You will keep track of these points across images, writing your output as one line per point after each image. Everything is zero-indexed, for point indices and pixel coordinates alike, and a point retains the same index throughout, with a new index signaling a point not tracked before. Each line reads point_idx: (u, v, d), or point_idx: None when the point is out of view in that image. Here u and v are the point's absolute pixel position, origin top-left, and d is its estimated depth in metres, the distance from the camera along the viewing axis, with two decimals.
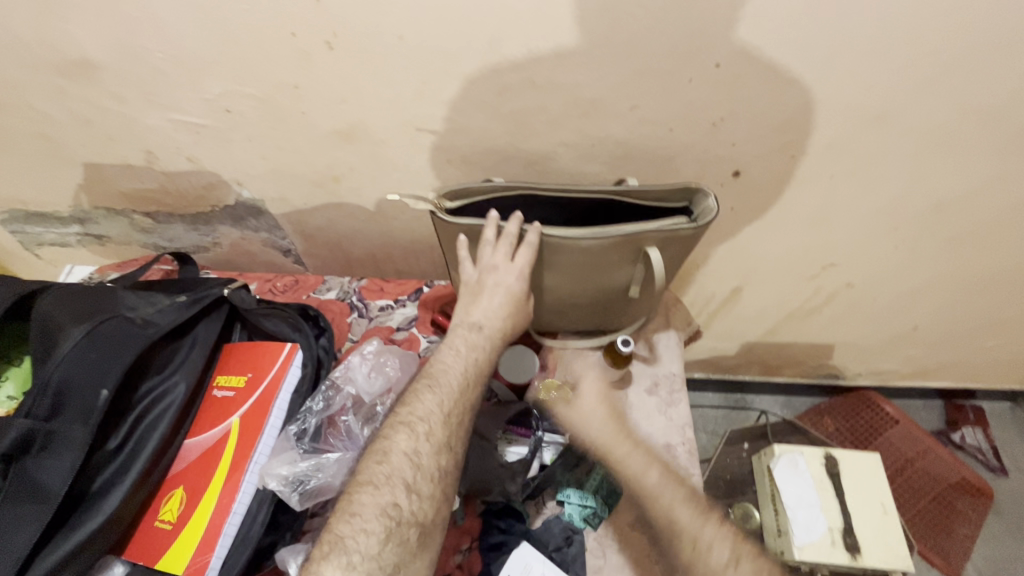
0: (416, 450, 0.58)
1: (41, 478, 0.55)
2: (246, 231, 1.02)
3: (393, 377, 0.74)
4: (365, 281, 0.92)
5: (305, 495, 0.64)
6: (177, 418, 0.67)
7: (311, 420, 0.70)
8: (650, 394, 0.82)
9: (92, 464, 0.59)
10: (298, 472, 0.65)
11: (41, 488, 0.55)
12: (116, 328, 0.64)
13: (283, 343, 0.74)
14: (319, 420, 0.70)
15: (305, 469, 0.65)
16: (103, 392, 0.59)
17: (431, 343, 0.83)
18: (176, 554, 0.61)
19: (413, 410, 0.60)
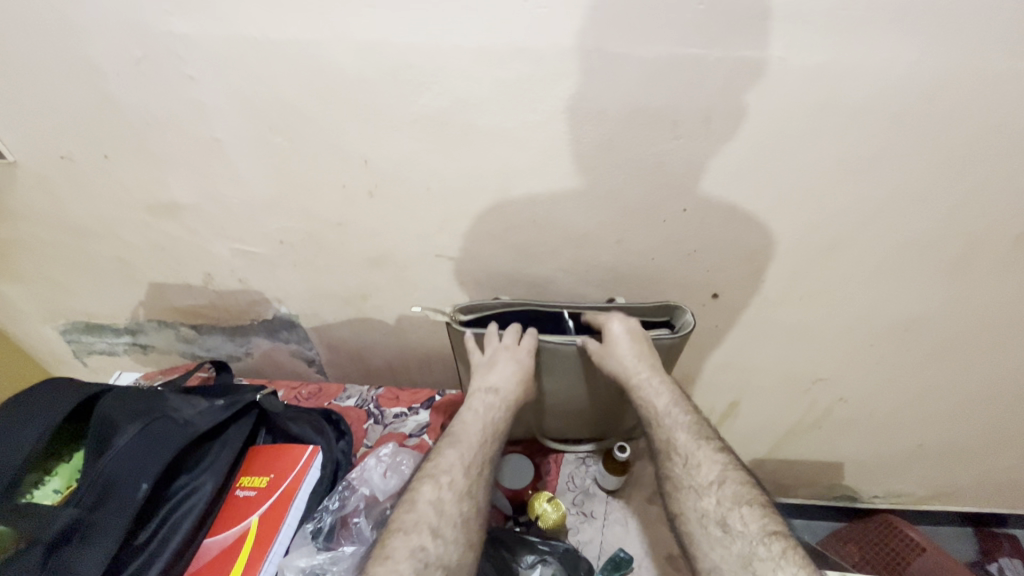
0: (422, 544, 0.60)
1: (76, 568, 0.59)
2: (277, 342, 1.13)
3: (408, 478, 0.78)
4: (382, 389, 0.99)
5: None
6: (200, 516, 0.71)
7: (327, 518, 0.74)
8: (650, 504, 0.84)
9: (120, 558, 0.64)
10: (314, 564, 0.69)
11: None
12: (163, 426, 0.72)
13: (306, 445, 0.80)
14: (334, 518, 0.74)
15: (321, 561, 0.69)
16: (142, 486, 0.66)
17: None
18: None
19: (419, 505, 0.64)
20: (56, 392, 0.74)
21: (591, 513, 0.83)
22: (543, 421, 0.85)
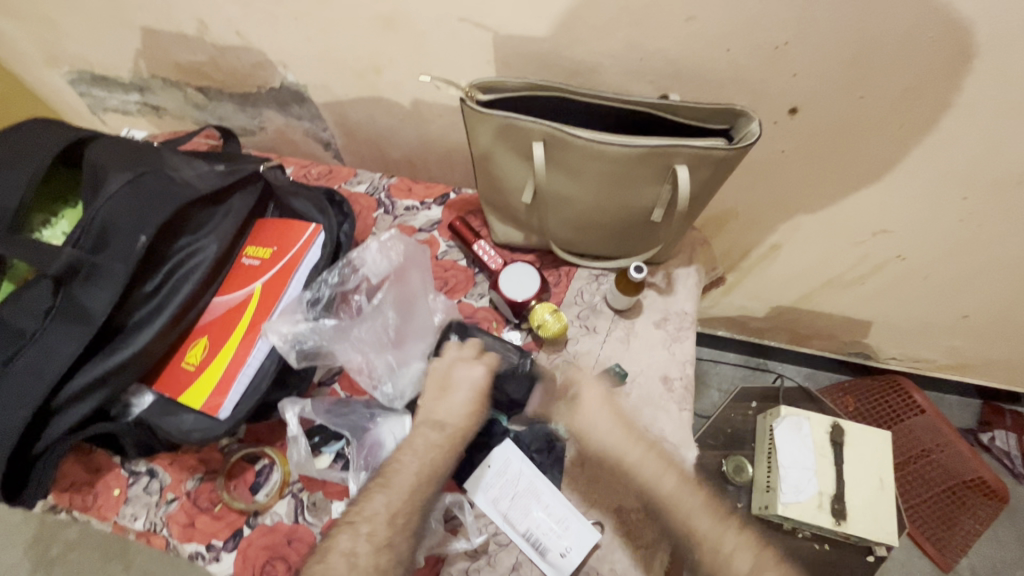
0: (354, 549, 0.59)
1: (86, 305, 0.62)
2: (288, 118, 1.03)
3: (402, 267, 0.76)
4: (394, 179, 0.92)
5: (306, 356, 0.70)
6: (206, 275, 0.72)
7: (325, 291, 0.74)
8: (657, 327, 0.81)
9: (130, 300, 0.66)
10: (297, 331, 0.70)
11: (85, 311, 0.61)
12: (158, 184, 0.68)
13: (308, 223, 0.77)
14: (332, 293, 0.75)
15: (304, 330, 0.70)
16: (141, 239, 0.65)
17: (449, 248, 0.86)
18: (197, 391, 0.66)
19: (362, 509, 0.61)
20: (48, 133, 0.69)
21: (594, 328, 0.81)
22: (556, 227, 0.77)
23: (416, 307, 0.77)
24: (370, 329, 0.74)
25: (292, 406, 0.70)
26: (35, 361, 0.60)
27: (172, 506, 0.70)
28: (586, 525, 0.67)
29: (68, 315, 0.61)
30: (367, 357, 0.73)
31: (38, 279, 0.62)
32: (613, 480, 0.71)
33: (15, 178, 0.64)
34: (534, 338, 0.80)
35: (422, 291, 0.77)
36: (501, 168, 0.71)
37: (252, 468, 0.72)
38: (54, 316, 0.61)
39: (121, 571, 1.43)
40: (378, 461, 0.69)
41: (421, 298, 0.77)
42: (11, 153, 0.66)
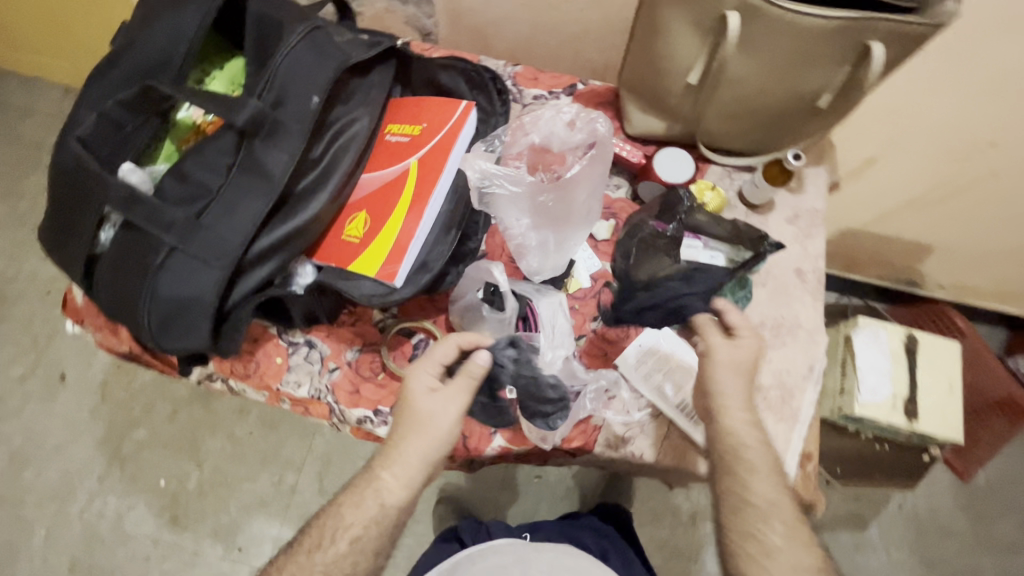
0: None
1: (267, 162, 0.60)
2: (393, 0, 0.98)
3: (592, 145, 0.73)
4: (519, 67, 0.89)
5: (481, 199, 0.74)
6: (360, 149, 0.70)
7: (497, 146, 0.76)
8: (789, 224, 0.83)
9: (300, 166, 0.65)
10: (480, 178, 0.73)
11: (266, 170, 0.60)
12: (323, 42, 0.64)
13: (458, 101, 0.74)
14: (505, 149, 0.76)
15: (484, 177, 0.73)
16: (312, 100, 0.62)
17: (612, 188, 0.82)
18: (369, 261, 0.67)
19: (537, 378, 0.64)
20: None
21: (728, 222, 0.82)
22: (708, 118, 0.76)
23: (586, 184, 0.73)
24: (540, 196, 0.73)
25: (487, 270, 0.72)
26: (222, 215, 0.59)
27: (335, 375, 0.72)
28: None
29: (249, 172, 0.60)
30: (529, 225, 0.74)
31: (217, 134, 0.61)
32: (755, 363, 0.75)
33: (185, 25, 0.61)
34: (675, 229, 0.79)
35: (601, 175, 0.73)
36: (671, 46, 0.69)
37: (409, 341, 0.73)
38: (236, 174, 0.60)
39: (194, 469, 1.48)
40: (568, 331, 0.72)
41: (599, 179, 0.73)
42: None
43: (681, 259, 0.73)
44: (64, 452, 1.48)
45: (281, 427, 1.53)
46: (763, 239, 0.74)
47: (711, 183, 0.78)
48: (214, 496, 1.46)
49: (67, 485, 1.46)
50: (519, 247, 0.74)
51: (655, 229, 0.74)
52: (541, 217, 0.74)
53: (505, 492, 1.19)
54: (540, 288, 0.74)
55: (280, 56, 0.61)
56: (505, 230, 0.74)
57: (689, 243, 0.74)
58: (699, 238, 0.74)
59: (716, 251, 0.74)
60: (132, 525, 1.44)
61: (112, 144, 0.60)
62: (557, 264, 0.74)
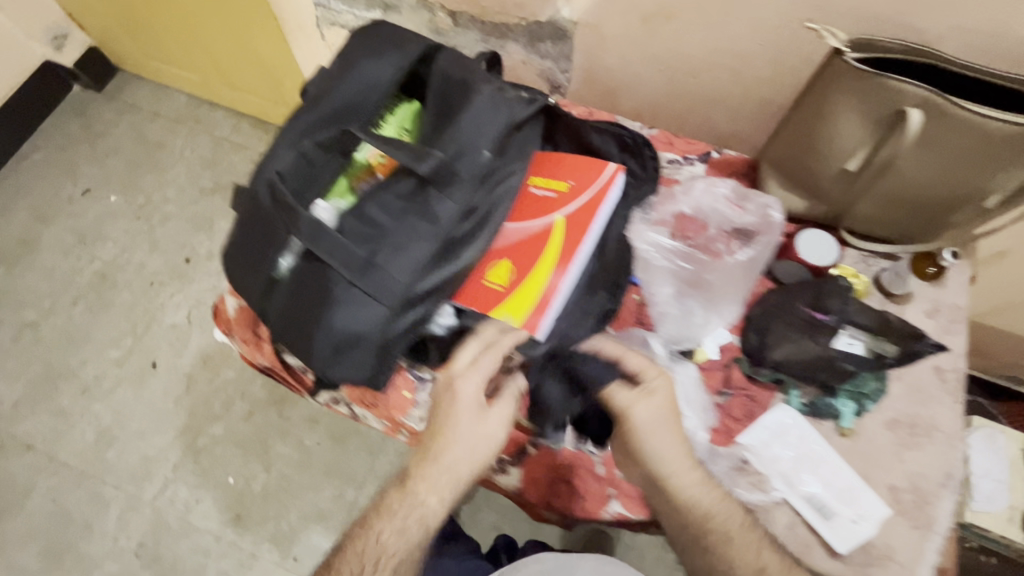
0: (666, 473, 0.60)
1: (437, 212, 0.64)
2: (533, 54, 1.02)
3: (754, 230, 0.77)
4: (655, 131, 0.91)
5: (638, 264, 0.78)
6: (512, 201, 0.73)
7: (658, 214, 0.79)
8: (928, 317, 0.79)
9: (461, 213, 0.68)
10: (641, 245, 0.78)
11: (434, 215, 0.63)
12: (499, 104, 0.68)
13: (607, 163, 0.76)
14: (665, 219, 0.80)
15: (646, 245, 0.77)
16: (483, 154, 0.66)
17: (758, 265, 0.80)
18: (513, 311, 0.68)
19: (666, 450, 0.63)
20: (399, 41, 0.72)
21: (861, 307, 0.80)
22: (859, 202, 0.75)
23: (737, 273, 0.76)
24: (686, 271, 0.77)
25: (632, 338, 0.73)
26: (391, 259, 0.62)
27: None
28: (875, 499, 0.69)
29: (421, 219, 0.63)
30: (671, 296, 0.77)
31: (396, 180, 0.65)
32: (884, 460, 0.72)
33: (380, 81, 0.67)
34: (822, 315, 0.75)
35: (760, 262, 0.77)
36: (834, 131, 0.69)
37: None
38: (408, 217, 0.63)
39: (262, 471, 1.52)
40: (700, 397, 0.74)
41: (757, 264, 0.77)
42: (370, 50, 0.69)
43: (829, 342, 0.71)
44: (147, 436, 1.55)
45: (348, 441, 1.56)
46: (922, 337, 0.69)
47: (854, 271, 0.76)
48: (277, 501, 1.49)
49: (145, 468, 1.52)
50: (658, 318, 0.77)
51: (810, 316, 0.72)
52: (694, 292, 0.77)
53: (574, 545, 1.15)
54: (673, 359, 0.76)
55: (460, 115, 0.66)
56: (650, 297, 0.78)
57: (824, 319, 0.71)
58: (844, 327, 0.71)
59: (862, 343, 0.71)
60: (198, 518, 1.48)
61: (298, 185, 0.65)
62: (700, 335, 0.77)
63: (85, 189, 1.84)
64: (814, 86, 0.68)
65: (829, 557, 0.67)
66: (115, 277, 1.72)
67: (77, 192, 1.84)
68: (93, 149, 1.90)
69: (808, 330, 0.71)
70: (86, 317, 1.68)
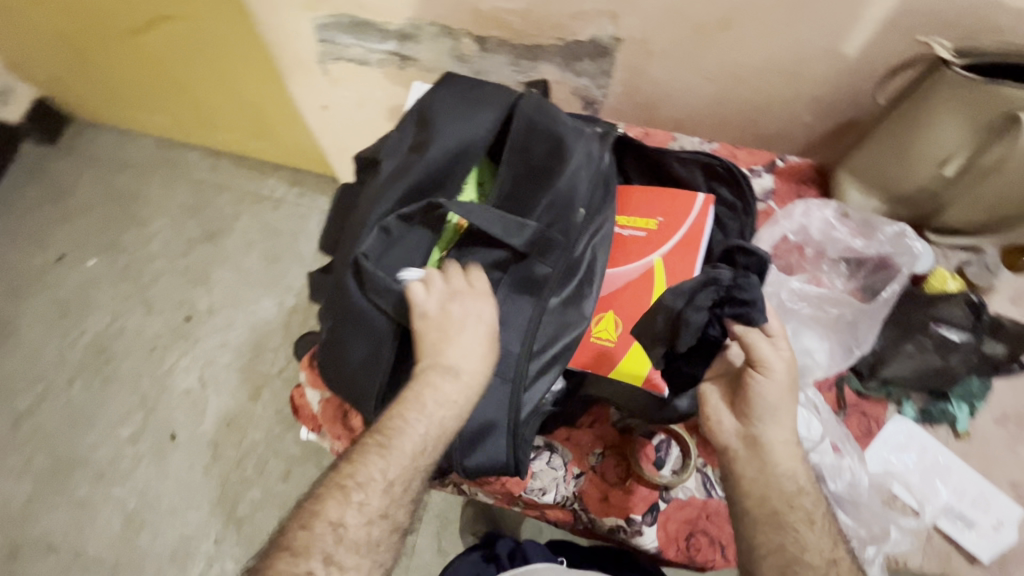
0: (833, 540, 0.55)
1: (540, 278, 0.62)
2: (568, 74, 0.96)
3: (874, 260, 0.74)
4: (716, 145, 0.88)
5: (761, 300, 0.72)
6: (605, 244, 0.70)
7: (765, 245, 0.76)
8: (1014, 305, 0.80)
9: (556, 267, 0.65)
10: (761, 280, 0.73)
11: (537, 283, 0.62)
12: (586, 156, 0.65)
13: (695, 194, 0.72)
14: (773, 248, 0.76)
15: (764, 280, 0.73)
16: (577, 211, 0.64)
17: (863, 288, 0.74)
18: (631, 369, 0.65)
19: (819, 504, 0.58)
20: (472, 89, 0.66)
21: None
22: (948, 201, 0.73)
23: (872, 310, 0.70)
24: (806, 302, 0.71)
25: None
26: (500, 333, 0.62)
27: (581, 480, 0.69)
28: (1007, 501, 0.69)
29: (522, 288, 0.62)
30: (793, 331, 0.71)
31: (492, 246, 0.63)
32: (1001, 456, 0.73)
33: (460, 142, 0.62)
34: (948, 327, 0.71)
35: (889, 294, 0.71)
36: (929, 133, 0.67)
37: (652, 443, 0.70)
38: (510, 288, 0.62)
39: None
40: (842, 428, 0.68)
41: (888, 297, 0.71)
42: (453, 110, 0.63)
43: (954, 358, 0.70)
44: (180, 515, 1.44)
45: None
46: None
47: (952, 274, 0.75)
48: None
49: (185, 549, 1.42)
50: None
51: (938, 334, 0.70)
52: (819, 326, 0.71)
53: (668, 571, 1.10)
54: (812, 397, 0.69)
55: (547, 172, 0.63)
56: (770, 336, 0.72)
57: (948, 334, 0.70)
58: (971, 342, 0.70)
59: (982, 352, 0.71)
60: None
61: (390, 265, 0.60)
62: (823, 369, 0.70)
63: (58, 255, 1.68)
64: (927, 81, 0.66)
65: (973, 565, 0.68)
66: (112, 347, 1.58)
67: (50, 260, 1.68)
68: (60, 210, 1.72)
69: (943, 353, 0.70)
70: (88, 397, 1.55)
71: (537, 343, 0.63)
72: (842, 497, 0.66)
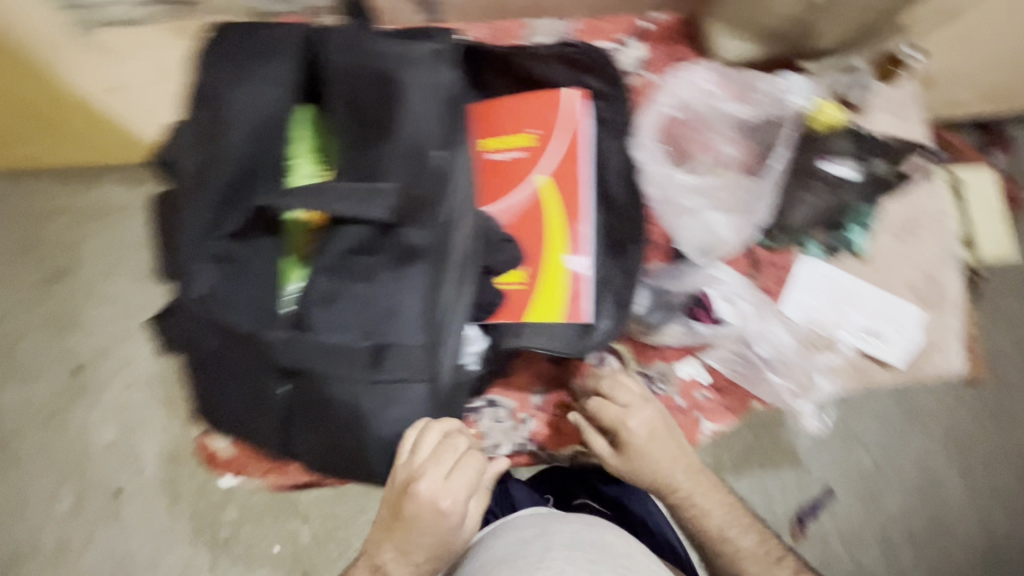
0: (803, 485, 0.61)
1: (416, 243, 0.51)
2: None
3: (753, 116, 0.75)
4: (575, 21, 0.77)
5: (659, 195, 0.71)
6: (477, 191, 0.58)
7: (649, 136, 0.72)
8: (891, 115, 0.80)
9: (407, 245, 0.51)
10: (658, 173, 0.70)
11: (411, 251, 0.51)
12: (431, 88, 0.52)
13: (564, 92, 0.64)
14: (659, 134, 0.74)
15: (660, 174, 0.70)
16: (435, 154, 0.51)
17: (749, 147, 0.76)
18: (549, 303, 0.61)
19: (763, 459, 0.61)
20: (250, 48, 0.50)
21: None
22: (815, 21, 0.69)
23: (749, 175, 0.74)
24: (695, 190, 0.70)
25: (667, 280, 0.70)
26: (390, 325, 0.49)
27: (532, 423, 0.68)
28: (906, 306, 0.75)
29: (400, 260, 0.51)
30: (694, 216, 0.69)
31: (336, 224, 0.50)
32: (896, 265, 0.77)
33: (247, 103, 0.48)
34: (840, 158, 0.72)
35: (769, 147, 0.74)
36: None
37: (589, 362, 0.68)
38: (381, 273, 0.50)
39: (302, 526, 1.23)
40: (756, 294, 0.72)
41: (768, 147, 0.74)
42: (234, 71, 0.49)
43: (846, 193, 0.73)
44: None
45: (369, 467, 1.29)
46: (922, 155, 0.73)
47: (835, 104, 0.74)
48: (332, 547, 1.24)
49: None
50: (679, 244, 0.70)
51: (831, 170, 0.72)
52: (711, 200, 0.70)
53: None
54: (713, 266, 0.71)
55: (378, 103, 0.52)
56: (671, 223, 0.70)
57: (840, 166, 0.72)
58: (858, 166, 0.72)
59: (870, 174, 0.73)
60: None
61: (241, 306, 0.48)
62: (732, 235, 0.71)
63: None
64: None
65: (887, 372, 0.74)
66: None
67: None
68: None
69: (837, 187, 0.72)
70: None
71: (438, 322, 0.51)
72: (769, 360, 0.72)
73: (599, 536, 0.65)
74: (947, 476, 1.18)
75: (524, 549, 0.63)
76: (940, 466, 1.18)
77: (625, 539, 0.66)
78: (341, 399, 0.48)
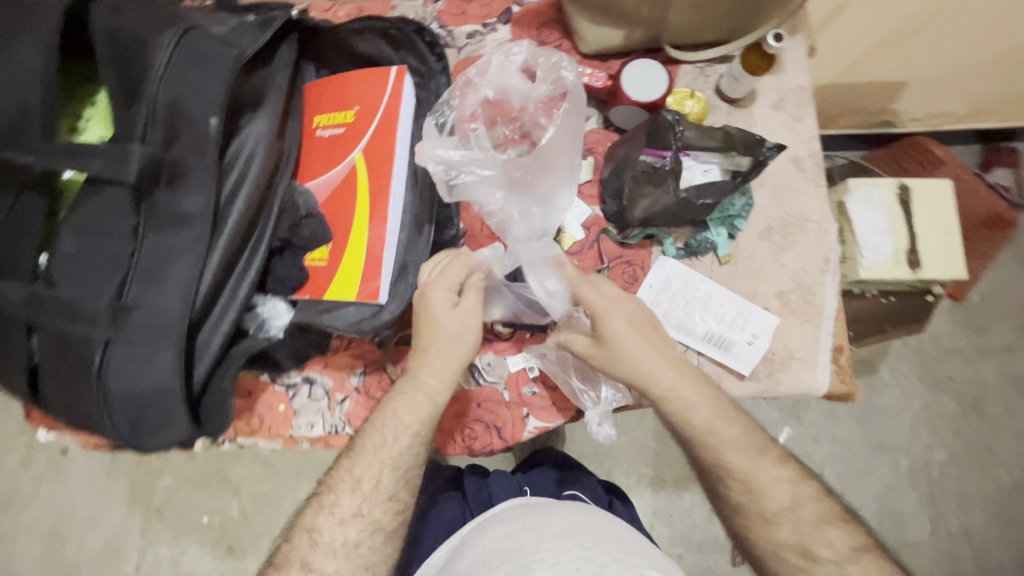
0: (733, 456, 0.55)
1: (186, 208, 0.51)
2: None
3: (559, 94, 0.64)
4: (442, 3, 0.75)
5: (453, 190, 0.62)
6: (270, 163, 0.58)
7: (449, 113, 0.63)
8: (776, 110, 0.75)
9: (163, 207, 0.50)
10: (452, 159, 0.61)
11: (179, 215, 0.51)
12: (208, 55, 0.51)
13: (387, 69, 0.63)
14: (457, 115, 0.63)
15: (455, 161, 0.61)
16: (211, 121, 0.51)
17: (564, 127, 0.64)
18: (346, 281, 0.60)
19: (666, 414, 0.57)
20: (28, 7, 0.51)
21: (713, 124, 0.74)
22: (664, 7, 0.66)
23: (556, 154, 0.63)
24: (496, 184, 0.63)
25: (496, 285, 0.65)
26: (147, 288, 0.49)
27: (347, 405, 0.67)
28: (762, 313, 0.70)
29: (165, 224, 0.50)
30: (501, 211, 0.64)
31: (106, 185, 0.50)
32: (771, 269, 0.72)
33: (17, 61, 0.49)
34: (655, 146, 0.65)
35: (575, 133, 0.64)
36: None
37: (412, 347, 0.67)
38: (150, 232, 0.50)
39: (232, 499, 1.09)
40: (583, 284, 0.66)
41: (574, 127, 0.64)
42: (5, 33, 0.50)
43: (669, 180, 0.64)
44: None
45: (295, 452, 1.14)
46: (757, 142, 0.67)
47: (689, 91, 0.71)
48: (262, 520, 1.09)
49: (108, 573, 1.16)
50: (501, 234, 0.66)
51: (647, 161, 0.65)
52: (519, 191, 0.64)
53: (592, 452, 1.07)
54: None
55: (136, 64, 0.51)
56: (483, 211, 0.64)
57: (653, 157, 0.65)
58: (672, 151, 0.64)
59: (705, 161, 0.68)
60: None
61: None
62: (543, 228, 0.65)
63: None
64: None
65: (742, 381, 0.69)
66: None
67: None
68: None
69: (654, 177, 0.64)
70: None
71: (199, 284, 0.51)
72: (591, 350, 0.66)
73: (594, 524, 0.57)
74: (909, 509, 1.09)
75: (515, 543, 0.55)
76: (902, 498, 1.10)
77: (615, 525, 0.59)
78: (77, 347, 0.49)
